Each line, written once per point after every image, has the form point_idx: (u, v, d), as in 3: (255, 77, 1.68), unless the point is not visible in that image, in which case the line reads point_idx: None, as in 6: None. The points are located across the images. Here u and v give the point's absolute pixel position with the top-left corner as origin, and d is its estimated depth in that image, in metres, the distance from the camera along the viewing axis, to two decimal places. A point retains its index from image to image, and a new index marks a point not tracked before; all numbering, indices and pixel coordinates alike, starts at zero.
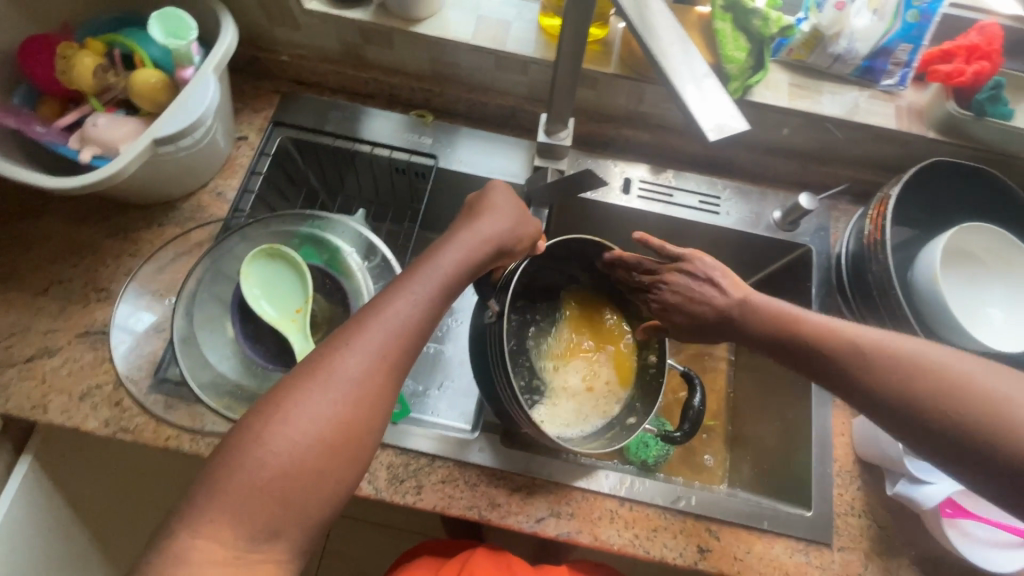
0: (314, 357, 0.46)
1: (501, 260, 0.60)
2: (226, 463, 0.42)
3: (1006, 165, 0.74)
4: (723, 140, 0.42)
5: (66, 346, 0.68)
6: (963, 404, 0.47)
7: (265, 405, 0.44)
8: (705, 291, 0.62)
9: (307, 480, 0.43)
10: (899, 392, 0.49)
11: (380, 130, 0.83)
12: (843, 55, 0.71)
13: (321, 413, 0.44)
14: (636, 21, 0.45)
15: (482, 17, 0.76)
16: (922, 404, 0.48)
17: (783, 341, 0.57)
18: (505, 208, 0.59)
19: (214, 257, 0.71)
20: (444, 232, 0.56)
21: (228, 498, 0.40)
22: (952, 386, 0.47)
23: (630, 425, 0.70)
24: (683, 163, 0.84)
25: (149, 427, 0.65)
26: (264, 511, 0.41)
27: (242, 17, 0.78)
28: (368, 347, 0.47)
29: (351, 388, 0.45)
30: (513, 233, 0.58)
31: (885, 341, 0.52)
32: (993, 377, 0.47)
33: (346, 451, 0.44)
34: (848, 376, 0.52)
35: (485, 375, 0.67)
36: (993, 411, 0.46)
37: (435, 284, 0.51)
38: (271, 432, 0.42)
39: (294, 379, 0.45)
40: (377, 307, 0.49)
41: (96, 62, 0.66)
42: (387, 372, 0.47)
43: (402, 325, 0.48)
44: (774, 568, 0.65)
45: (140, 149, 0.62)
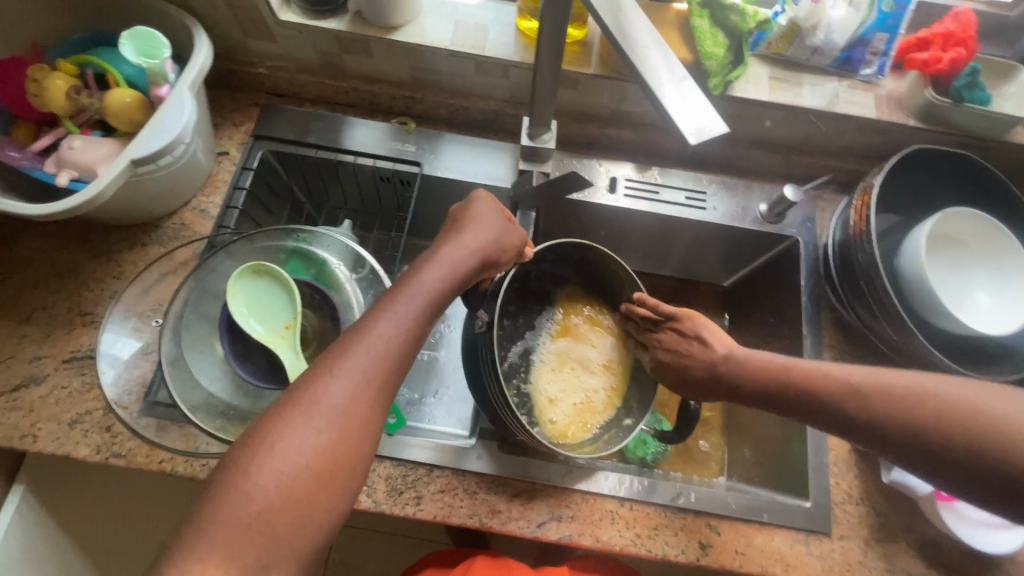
0: (297, 386, 0.46)
1: (487, 272, 0.59)
2: (216, 495, 0.41)
3: (986, 149, 0.75)
4: (703, 143, 0.42)
5: (53, 374, 0.67)
6: (969, 431, 0.46)
7: (250, 438, 0.44)
8: (690, 347, 0.63)
9: (297, 507, 0.42)
10: (910, 428, 0.48)
11: (363, 139, 0.82)
12: (821, 46, 0.71)
13: (307, 444, 0.43)
14: (612, 26, 0.45)
15: (460, 23, 0.75)
16: (918, 428, 0.48)
17: (777, 386, 0.56)
18: (488, 220, 0.59)
19: (199, 276, 0.70)
20: (426, 249, 0.56)
21: (215, 533, 0.39)
22: (950, 413, 0.47)
23: (628, 426, 0.70)
24: (668, 159, 0.84)
25: (142, 451, 0.64)
26: (257, 540, 0.40)
27: (215, 31, 0.77)
28: (353, 375, 0.46)
29: (336, 418, 0.45)
30: (498, 243, 0.58)
31: (868, 374, 0.52)
32: (989, 395, 0.47)
33: (334, 476, 0.44)
34: (844, 413, 0.52)
35: (479, 383, 0.67)
36: (994, 433, 0.45)
37: (420, 302, 0.51)
38: (259, 461, 0.42)
39: (280, 406, 0.45)
40: (363, 330, 0.48)
41: (69, 84, 0.65)
42: (374, 393, 0.47)
43: (387, 343, 0.48)
44: (776, 559, 0.66)
45: (117, 171, 0.61)
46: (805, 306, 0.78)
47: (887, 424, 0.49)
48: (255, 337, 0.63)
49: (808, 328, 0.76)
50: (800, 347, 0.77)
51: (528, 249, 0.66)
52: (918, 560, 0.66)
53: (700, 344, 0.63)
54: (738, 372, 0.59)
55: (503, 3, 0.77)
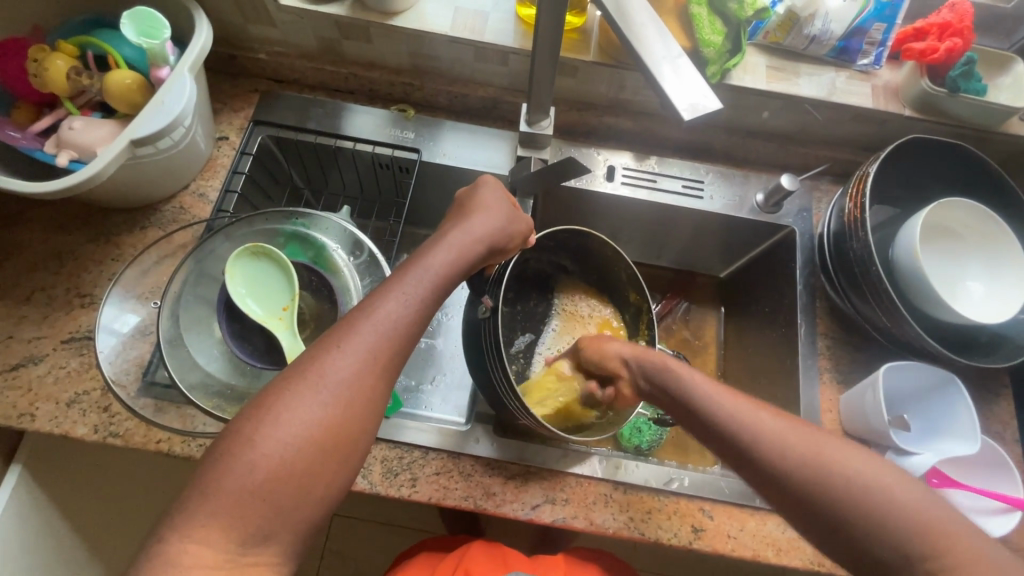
0: (304, 360, 0.46)
1: (490, 260, 0.60)
2: (219, 464, 0.42)
3: (980, 140, 0.75)
4: (697, 119, 0.42)
5: (52, 354, 0.67)
6: (892, 523, 0.45)
7: (256, 409, 0.44)
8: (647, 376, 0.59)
9: (299, 481, 0.43)
10: (847, 510, 0.46)
11: (362, 125, 0.82)
12: (818, 36, 0.71)
13: (310, 419, 0.44)
14: (609, 4, 0.45)
15: (460, 9, 0.75)
16: (861, 520, 0.46)
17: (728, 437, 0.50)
18: (496, 206, 0.59)
19: (198, 258, 0.70)
20: (435, 232, 0.56)
21: (220, 502, 0.40)
22: (883, 504, 0.45)
23: (623, 413, 0.69)
24: (666, 149, 0.85)
25: (139, 431, 0.64)
26: (257, 512, 0.41)
27: (216, 15, 0.77)
28: (359, 353, 0.46)
29: (339, 395, 0.45)
30: (505, 231, 0.58)
31: (823, 447, 0.48)
32: (912, 492, 0.46)
33: (336, 452, 0.44)
34: (800, 485, 0.47)
35: (478, 366, 0.68)
36: (912, 527, 0.45)
37: (425, 284, 0.51)
38: (263, 433, 0.42)
39: (286, 380, 0.45)
40: (368, 310, 0.49)
41: (69, 65, 0.65)
42: (378, 372, 0.47)
43: (392, 322, 0.48)
44: (767, 544, 0.66)
45: (118, 150, 0.61)
46: (800, 295, 0.78)
47: (850, 521, 0.46)
48: (253, 318, 0.63)
49: (803, 317, 0.77)
50: (794, 335, 0.77)
51: (533, 237, 0.66)
52: None
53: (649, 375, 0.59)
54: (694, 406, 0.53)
55: None
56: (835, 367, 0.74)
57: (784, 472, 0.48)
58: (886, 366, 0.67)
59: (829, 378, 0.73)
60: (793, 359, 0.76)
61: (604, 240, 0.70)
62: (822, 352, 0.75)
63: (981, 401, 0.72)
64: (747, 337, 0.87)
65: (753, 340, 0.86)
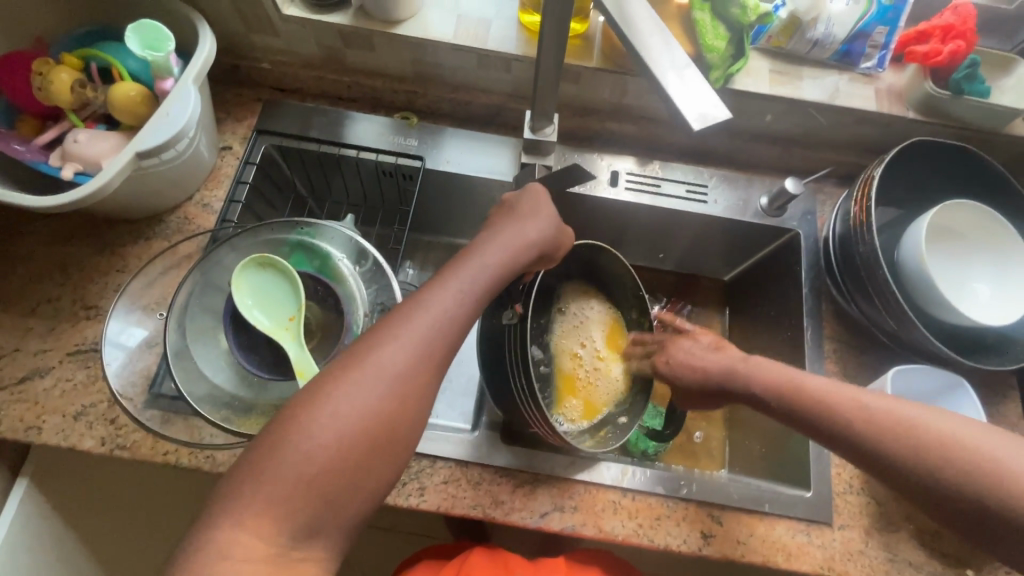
0: (359, 347, 0.48)
1: (536, 266, 0.61)
2: (271, 447, 0.43)
3: (984, 142, 0.75)
4: (705, 129, 0.42)
5: (58, 366, 0.67)
6: (954, 463, 0.49)
7: (309, 394, 0.45)
8: (704, 355, 0.64)
9: (345, 475, 0.44)
10: (909, 457, 0.50)
11: (366, 133, 0.83)
12: (820, 40, 0.71)
13: (360, 406, 0.45)
14: (614, 13, 0.45)
15: (462, 17, 0.75)
16: (926, 465, 0.49)
17: (783, 401, 0.57)
18: (545, 213, 0.59)
19: (203, 269, 0.70)
20: (486, 233, 0.57)
21: (274, 488, 0.42)
22: (935, 444, 0.49)
23: (624, 425, 0.73)
24: (670, 154, 0.85)
25: (146, 443, 0.64)
26: (302, 497, 0.42)
27: (218, 26, 0.77)
28: (412, 344, 0.48)
29: (390, 385, 0.46)
30: (555, 238, 0.59)
31: (869, 400, 0.53)
32: (962, 429, 0.50)
33: (381, 442, 0.45)
34: (857, 442, 0.52)
35: (496, 372, 0.68)
36: (974, 466, 0.48)
37: (477, 284, 0.53)
38: (314, 426, 0.44)
39: (337, 374, 0.46)
40: (422, 309, 0.49)
41: (74, 77, 0.65)
42: (428, 367, 0.48)
43: (446, 319, 0.50)
44: (777, 549, 0.66)
45: (123, 163, 0.61)
46: (806, 298, 0.78)
47: (928, 472, 0.49)
48: (259, 328, 0.63)
49: (809, 321, 0.77)
50: (800, 339, 0.77)
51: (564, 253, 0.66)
52: (919, 549, 0.67)
53: (713, 351, 0.64)
54: (754, 372, 0.59)
55: None
56: (842, 370, 0.74)
57: (844, 430, 0.53)
58: (894, 370, 0.67)
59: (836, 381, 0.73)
60: (800, 363, 0.76)
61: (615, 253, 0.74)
62: (829, 355, 0.75)
63: (990, 403, 0.72)
64: (752, 340, 0.87)
65: (758, 343, 0.86)
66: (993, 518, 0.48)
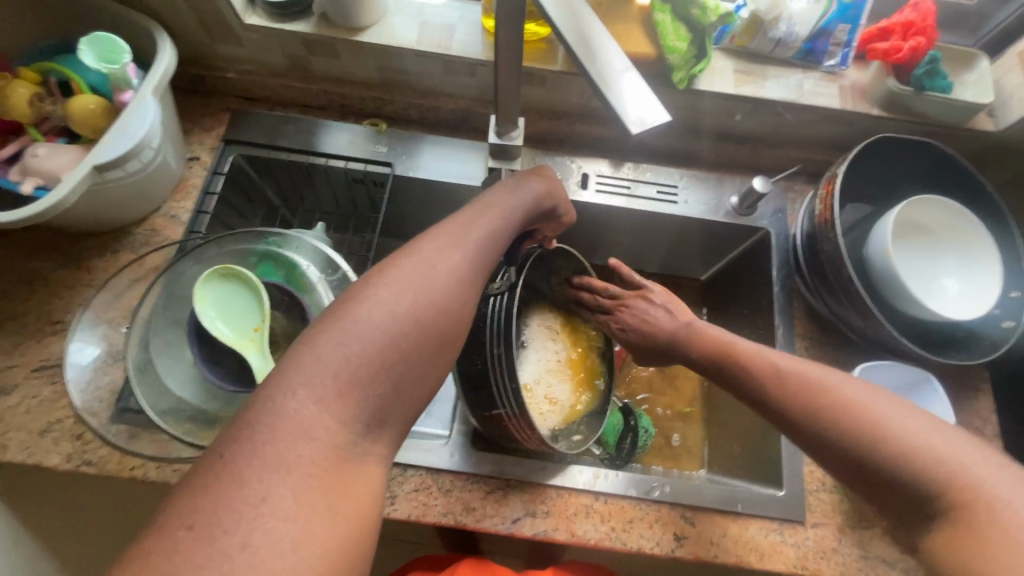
0: (417, 245, 0.49)
1: (544, 223, 0.65)
2: (332, 324, 0.42)
3: (949, 136, 0.75)
4: (644, 133, 0.42)
5: (23, 382, 0.66)
6: (847, 417, 0.50)
7: (374, 275, 0.46)
8: (658, 317, 0.68)
9: (376, 371, 0.42)
10: (808, 411, 0.52)
11: (335, 140, 0.82)
12: (783, 38, 0.71)
13: (420, 293, 0.45)
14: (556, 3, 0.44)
15: (426, 23, 0.75)
16: (821, 421, 0.51)
17: (714, 361, 0.62)
18: (554, 177, 0.64)
19: (168, 281, 0.70)
20: (508, 180, 0.61)
21: (311, 372, 0.40)
22: (831, 401, 0.51)
23: (575, 442, 0.69)
24: (641, 155, 0.85)
25: (113, 458, 0.64)
26: (361, 374, 0.41)
27: (182, 37, 0.77)
28: (466, 252, 0.51)
29: (448, 279, 0.48)
30: (561, 199, 0.64)
31: (790, 361, 0.56)
32: (861, 392, 0.51)
33: (438, 334, 0.45)
34: (766, 396, 0.56)
35: (472, 368, 0.63)
36: (864, 420, 0.49)
37: (514, 213, 0.57)
38: (349, 315, 0.43)
39: (370, 277, 0.46)
40: (453, 231, 0.52)
41: (32, 92, 0.65)
42: (476, 275, 0.50)
43: (487, 236, 0.53)
44: (750, 549, 0.66)
45: (80, 176, 0.60)
46: (777, 296, 0.78)
47: (822, 426, 0.51)
48: (222, 340, 0.62)
49: (780, 319, 0.77)
50: (772, 337, 0.77)
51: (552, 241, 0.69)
52: (892, 545, 0.66)
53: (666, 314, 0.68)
54: (693, 338, 0.64)
55: (469, 3, 0.77)
56: None
57: (757, 387, 0.57)
58: (860, 368, 0.67)
59: None
60: None
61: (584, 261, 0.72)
62: (800, 353, 0.75)
63: (961, 397, 0.72)
64: None
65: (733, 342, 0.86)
66: (880, 478, 0.47)
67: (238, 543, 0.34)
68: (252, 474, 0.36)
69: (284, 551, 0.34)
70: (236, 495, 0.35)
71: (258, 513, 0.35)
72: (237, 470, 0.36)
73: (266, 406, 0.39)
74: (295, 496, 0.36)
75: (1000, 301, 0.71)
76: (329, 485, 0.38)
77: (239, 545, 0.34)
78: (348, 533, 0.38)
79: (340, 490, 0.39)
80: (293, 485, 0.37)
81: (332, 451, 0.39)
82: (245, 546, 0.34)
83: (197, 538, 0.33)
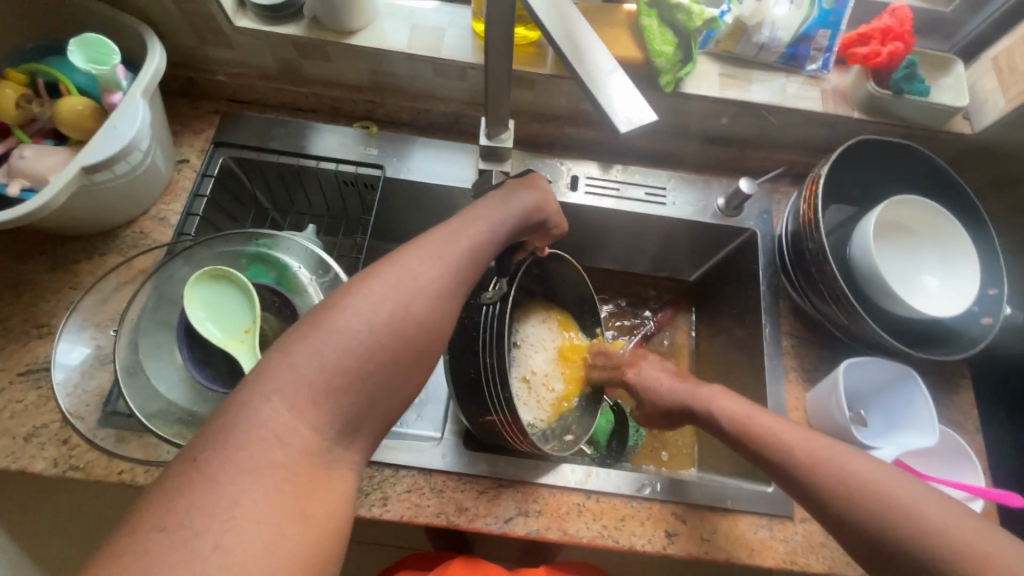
0: (398, 256, 0.49)
1: (533, 235, 0.63)
2: (311, 332, 0.42)
3: (928, 138, 0.77)
4: (633, 132, 0.43)
5: (8, 387, 0.65)
6: (864, 498, 0.49)
7: (364, 280, 0.46)
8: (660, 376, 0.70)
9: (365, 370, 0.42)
10: (823, 487, 0.52)
11: (325, 143, 0.83)
12: (767, 43, 0.73)
13: (399, 305, 0.46)
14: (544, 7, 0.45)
15: (416, 26, 0.76)
16: (838, 500, 0.51)
17: (722, 427, 0.61)
18: (544, 187, 0.63)
19: (157, 283, 0.69)
20: (500, 189, 0.61)
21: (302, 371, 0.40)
22: (848, 480, 0.51)
23: (567, 443, 0.71)
24: (629, 158, 0.86)
25: (101, 462, 0.63)
26: (341, 385, 0.42)
27: (170, 39, 0.77)
28: (447, 264, 0.51)
29: (428, 292, 0.48)
30: (553, 211, 0.63)
31: (802, 436, 0.55)
32: (879, 471, 0.50)
33: (417, 343, 0.46)
34: (781, 468, 0.55)
35: (462, 370, 0.64)
36: (880, 503, 0.49)
37: (498, 224, 0.57)
38: (340, 315, 0.43)
39: (358, 281, 0.47)
40: (442, 235, 0.53)
41: (19, 93, 0.65)
42: (461, 283, 0.51)
43: (478, 241, 0.54)
44: (740, 545, 0.67)
45: (68, 178, 0.60)
46: (764, 296, 0.80)
47: (839, 505, 0.50)
48: (212, 342, 0.62)
49: (767, 318, 0.78)
50: (759, 336, 0.78)
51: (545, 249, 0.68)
52: None
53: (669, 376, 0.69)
54: (708, 401, 0.63)
55: (459, 7, 0.79)
56: (800, 365, 0.75)
57: (772, 458, 0.56)
58: (845, 364, 0.69)
59: (794, 376, 0.75)
60: (760, 358, 0.77)
61: (579, 267, 0.72)
62: (787, 351, 0.76)
63: (943, 393, 0.74)
64: (717, 340, 0.89)
65: (722, 342, 0.88)
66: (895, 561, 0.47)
67: (218, 543, 0.34)
68: (223, 478, 0.36)
69: (255, 553, 0.35)
70: (214, 500, 0.35)
71: (231, 516, 0.35)
72: (220, 469, 0.36)
73: (241, 413, 0.39)
74: (267, 499, 0.37)
75: (979, 299, 0.72)
76: (301, 490, 0.38)
77: (211, 547, 0.34)
78: (321, 540, 0.38)
79: (313, 495, 0.39)
80: (266, 490, 0.37)
81: (304, 458, 0.39)
82: (216, 547, 0.34)
83: (183, 543, 0.33)
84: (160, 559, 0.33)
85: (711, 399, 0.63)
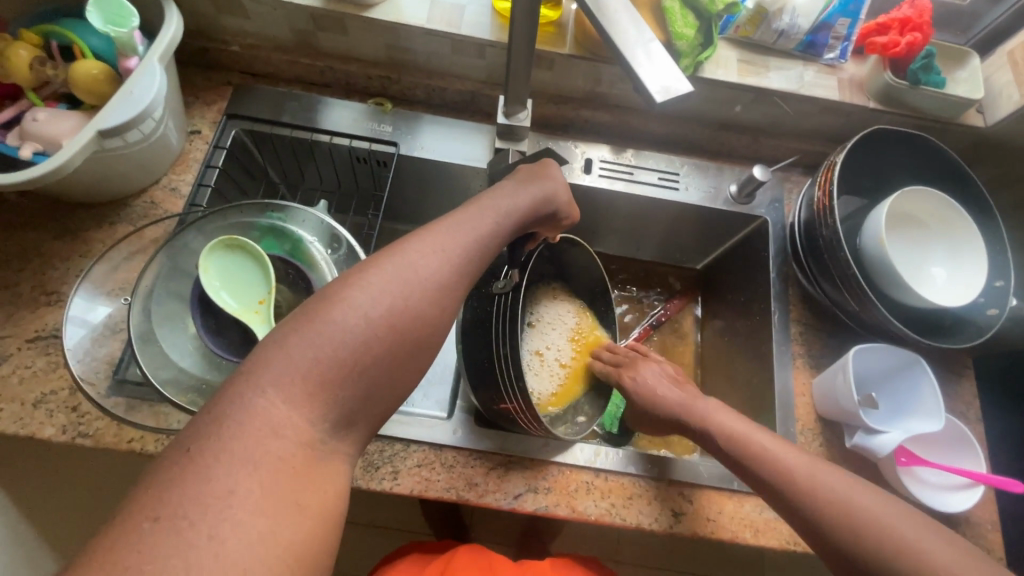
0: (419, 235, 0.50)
1: (540, 226, 0.62)
2: (326, 306, 0.43)
3: (939, 131, 0.78)
4: (669, 102, 0.43)
5: (16, 353, 0.65)
6: (866, 534, 0.50)
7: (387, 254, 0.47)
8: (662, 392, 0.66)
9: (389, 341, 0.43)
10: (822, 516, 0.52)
11: (337, 118, 0.82)
12: (786, 30, 0.73)
13: (395, 299, 0.45)
14: None
15: (436, 1, 0.75)
16: (835, 535, 0.51)
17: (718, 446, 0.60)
18: (556, 177, 0.63)
19: (170, 252, 0.69)
20: (511, 179, 0.61)
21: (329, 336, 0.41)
22: (858, 516, 0.51)
23: (581, 424, 0.73)
24: (642, 143, 0.86)
25: (110, 430, 0.63)
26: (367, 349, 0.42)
27: (185, 6, 0.75)
28: (449, 253, 0.50)
29: (428, 280, 0.48)
30: (564, 201, 0.62)
31: (802, 463, 0.55)
32: (885, 509, 0.51)
33: (409, 333, 0.45)
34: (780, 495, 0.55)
35: (477, 348, 0.65)
36: (881, 536, 0.49)
37: (513, 204, 0.58)
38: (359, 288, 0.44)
39: (377, 258, 0.47)
40: (455, 217, 0.54)
41: (32, 55, 0.63)
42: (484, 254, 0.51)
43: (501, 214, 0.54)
44: (745, 525, 0.68)
45: (84, 141, 0.59)
46: (774, 283, 0.80)
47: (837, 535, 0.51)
48: (228, 311, 0.62)
49: (776, 305, 0.79)
50: (768, 322, 0.79)
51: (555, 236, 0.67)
52: None
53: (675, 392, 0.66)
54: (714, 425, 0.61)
55: None
56: (808, 351, 0.76)
57: (771, 484, 0.55)
58: (854, 349, 0.69)
59: (802, 362, 0.75)
60: (768, 344, 0.78)
61: (592, 250, 0.72)
62: (795, 337, 0.77)
63: (947, 382, 0.75)
64: (723, 326, 0.90)
65: (728, 328, 0.89)
66: None
67: None
68: (218, 470, 0.36)
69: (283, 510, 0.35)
70: None
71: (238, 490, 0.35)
72: None
73: (233, 405, 0.39)
74: (264, 481, 0.37)
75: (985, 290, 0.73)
76: None
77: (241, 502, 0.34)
78: (310, 534, 0.38)
79: (308, 482, 0.39)
80: (260, 481, 0.37)
81: None
82: (211, 537, 0.34)
83: None
84: (153, 547, 0.32)
85: (712, 422, 0.61)
